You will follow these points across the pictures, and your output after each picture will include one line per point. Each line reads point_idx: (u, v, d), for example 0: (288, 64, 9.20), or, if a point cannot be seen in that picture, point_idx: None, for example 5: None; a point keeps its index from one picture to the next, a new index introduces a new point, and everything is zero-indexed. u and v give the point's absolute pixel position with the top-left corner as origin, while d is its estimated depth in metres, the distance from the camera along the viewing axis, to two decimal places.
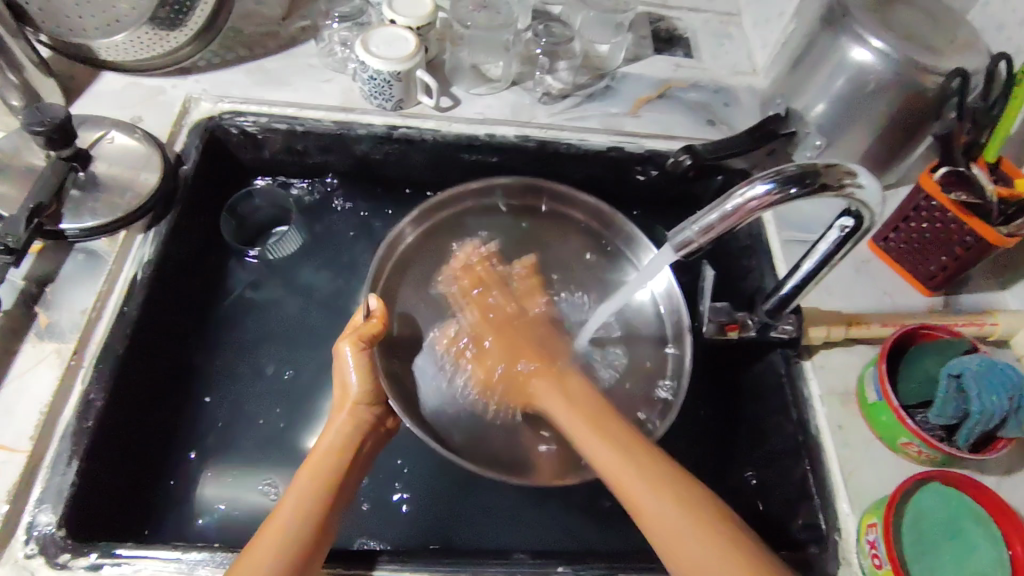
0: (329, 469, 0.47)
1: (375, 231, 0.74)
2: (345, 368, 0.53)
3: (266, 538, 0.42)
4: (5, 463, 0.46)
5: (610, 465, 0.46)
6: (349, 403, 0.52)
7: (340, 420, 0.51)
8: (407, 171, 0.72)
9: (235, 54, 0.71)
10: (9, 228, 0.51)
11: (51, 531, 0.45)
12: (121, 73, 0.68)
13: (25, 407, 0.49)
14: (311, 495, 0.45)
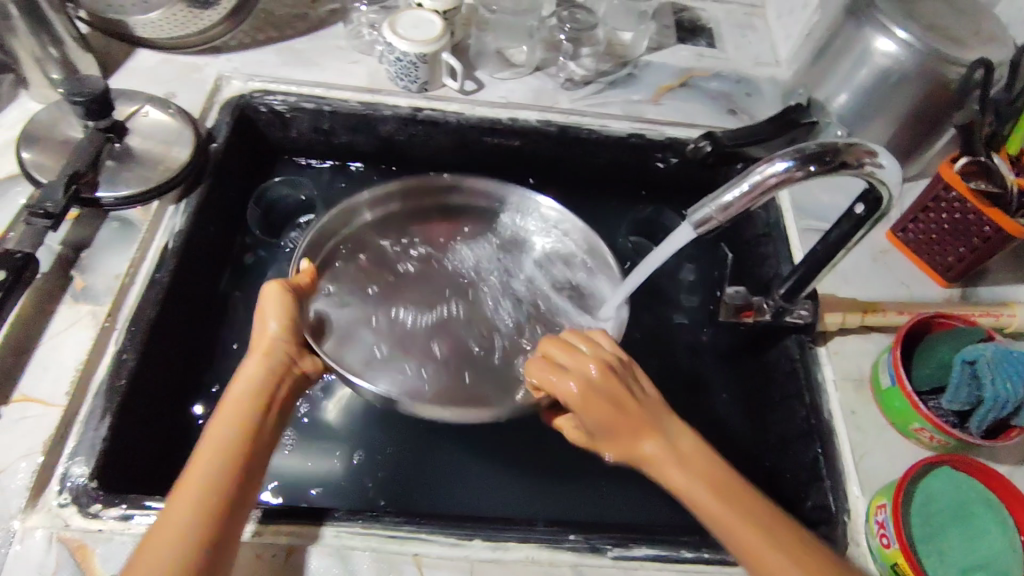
0: (246, 418, 0.44)
1: None
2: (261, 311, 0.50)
3: (185, 491, 0.40)
4: (42, 416, 0.48)
5: (680, 480, 0.43)
6: (264, 343, 0.49)
7: (251, 361, 0.48)
8: (427, 154, 0.74)
9: (266, 34, 0.73)
10: (48, 194, 0.53)
11: (84, 482, 0.47)
12: (156, 49, 0.70)
13: (60, 365, 0.51)
14: (230, 443, 0.43)
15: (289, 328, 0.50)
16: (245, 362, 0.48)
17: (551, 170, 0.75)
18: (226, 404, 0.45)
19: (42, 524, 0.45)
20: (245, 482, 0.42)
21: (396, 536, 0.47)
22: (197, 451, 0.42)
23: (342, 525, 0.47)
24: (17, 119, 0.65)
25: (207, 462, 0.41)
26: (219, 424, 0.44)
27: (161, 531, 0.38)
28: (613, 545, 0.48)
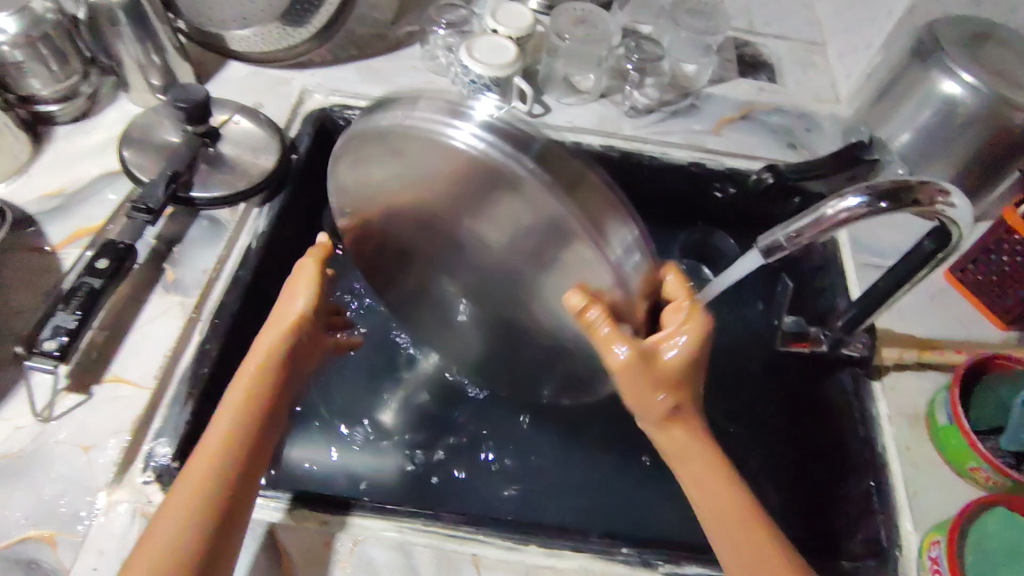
0: (260, 396, 0.46)
1: None
2: (298, 269, 0.49)
3: (199, 468, 0.42)
4: (132, 398, 0.52)
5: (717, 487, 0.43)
6: (293, 316, 0.48)
7: (275, 333, 0.48)
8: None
9: (347, 52, 0.77)
10: (150, 192, 0.57)
11: (167, 462, 0.49)
12: (247, 63, 0.75)
13: (150, 351, 0.54)
14: (242, 425, 0.44)
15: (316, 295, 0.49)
16: (265, 333, 0.48)
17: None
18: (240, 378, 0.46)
19: (127, 498, 0.48)
20: (255, 463, 0.44)
21: (455, 536, 0.49)
22: (212, 427, 0.44)
23: (405, 521, 0.49)
24: (117, 121, 0.69)
25: (222, 441, 0.43)
26: (232, 400, 0.45)
27: (174, 506, 0.40)
28: (666, 561, 0.49)
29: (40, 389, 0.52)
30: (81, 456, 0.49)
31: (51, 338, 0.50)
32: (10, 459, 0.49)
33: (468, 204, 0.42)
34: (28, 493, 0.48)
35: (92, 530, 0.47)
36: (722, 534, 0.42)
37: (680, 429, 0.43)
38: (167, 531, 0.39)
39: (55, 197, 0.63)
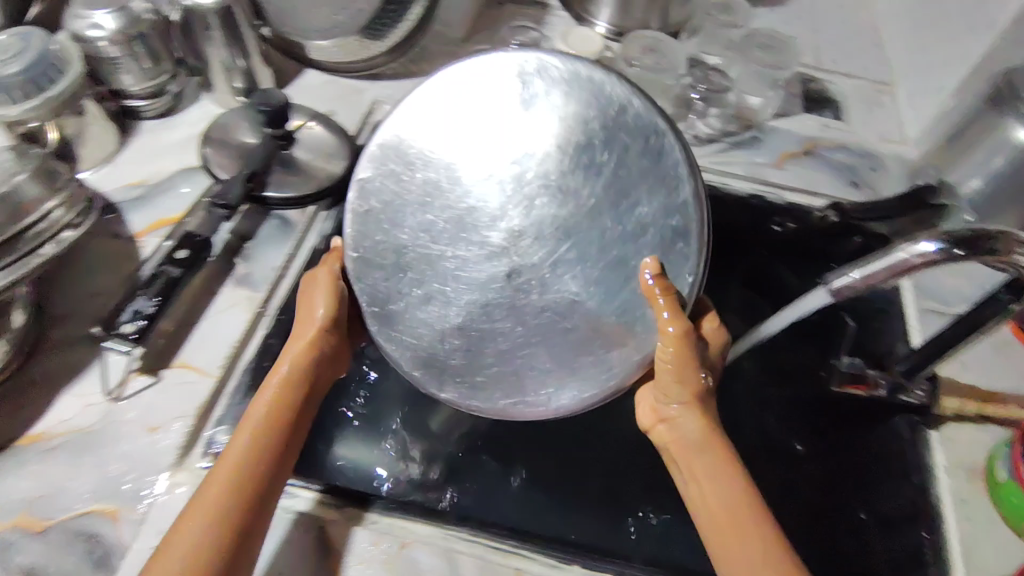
0: (288, 401, 0.49)
1: None
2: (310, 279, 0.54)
3: (223, 475, 0.43)
4: (198, 384, 0.54)
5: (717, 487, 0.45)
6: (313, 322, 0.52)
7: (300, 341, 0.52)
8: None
9: (418, 66, 0.80)
10: (226, 189, 0.59)
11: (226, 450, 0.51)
12: (322, 71, 0.77)
13: (218, 341, 0.56)
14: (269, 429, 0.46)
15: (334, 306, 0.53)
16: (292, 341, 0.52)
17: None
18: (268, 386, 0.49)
19: (186, 481, 0.49)
20: (279, 469, 0.46)
21: (499, 549, 0.49)
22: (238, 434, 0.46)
23: (451, 530, 0.50)
24: (198, 119, 0.73)
25: (247, 446, 0.45)
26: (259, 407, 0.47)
27: (198, 512, 0.41)
28: None
29: (113, 369, 0.54)
30: (146, 436, 0.51)
31: (128, 321, 0.52)
32: (82, 433, 0.51)
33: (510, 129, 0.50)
34: (96, 468, 0.50)
35: (151, 509, 0.48)
36: (721, 527, 0.43)
37: (698, 416, 0.48)
38: (193, 535, 0.40)
39: (137, 188, 0.66)
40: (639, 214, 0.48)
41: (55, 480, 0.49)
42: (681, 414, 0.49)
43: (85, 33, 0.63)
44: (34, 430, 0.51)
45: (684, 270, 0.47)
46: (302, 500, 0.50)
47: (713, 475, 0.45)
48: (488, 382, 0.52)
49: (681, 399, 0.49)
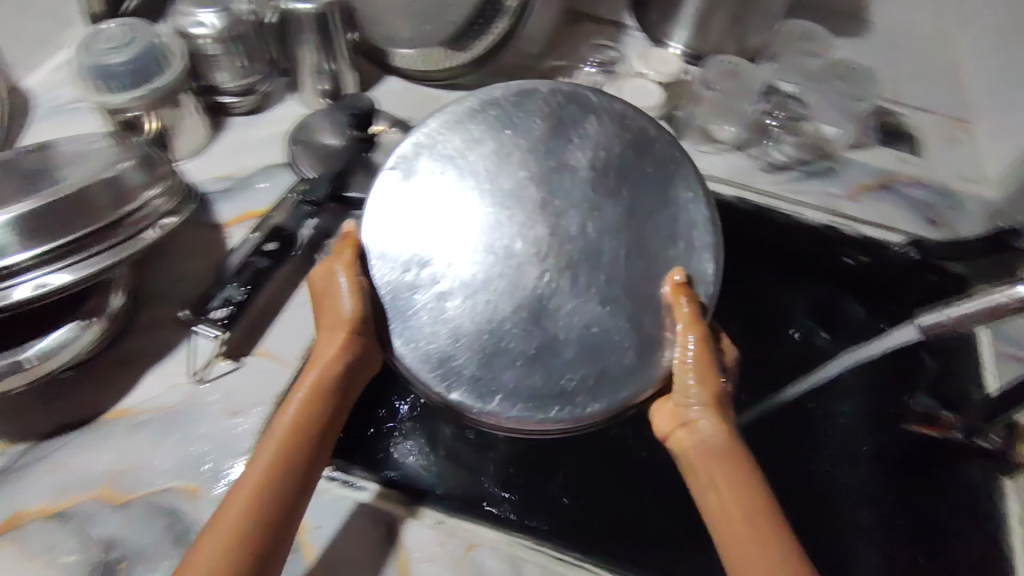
0: (309, 416, 0.47)
1: None
2: (322, 276, 0.52)
3: (238, 500, 0.42)
4: (277, 373, 0.56)
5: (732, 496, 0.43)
6: (343, 327, 0.50)
7: (331, 348, 0.49)
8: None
9: (496, 78, 0.81)
10: (314, 186, 0.63)
11: None
12: (400, 77, 0.80)
13: (296, 333, 0.58)
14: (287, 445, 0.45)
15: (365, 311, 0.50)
16: (321, 344, 0.50)
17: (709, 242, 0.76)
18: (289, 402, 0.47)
19: None
20: (298, 488, 0.44)
21: (562, 559, 0.50)
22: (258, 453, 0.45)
23: (516, 536, 0.50)
24: (285, 118, 0.74)
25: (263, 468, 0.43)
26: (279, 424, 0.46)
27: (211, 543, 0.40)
28: None
29: (198, 352, 0.56)
30: (225, 419, 0.53)
31: (218, 308, 0.55)
32: (166, 412, 0.53)
33: (547, 134, 0.54)
34: (178, 445, 0.52)
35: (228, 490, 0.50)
36: (741, 538, 0.41)
37: (717, 422, 0.46)
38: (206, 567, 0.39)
39: (225, 179, 0.69)
40: (655, 224, 0.52)
41: (138, 454, 0.51)
42: (700, 417, 0.47)
43: (189, 31, 0.66)
44: (122, 405, 0.54)
45: (708, 278, 0.51)
46: (370, 494, 0.51)
47: (731, 479, 0.43)
48: (504, 386, 0.48)
49: (700, 402, 0.47)
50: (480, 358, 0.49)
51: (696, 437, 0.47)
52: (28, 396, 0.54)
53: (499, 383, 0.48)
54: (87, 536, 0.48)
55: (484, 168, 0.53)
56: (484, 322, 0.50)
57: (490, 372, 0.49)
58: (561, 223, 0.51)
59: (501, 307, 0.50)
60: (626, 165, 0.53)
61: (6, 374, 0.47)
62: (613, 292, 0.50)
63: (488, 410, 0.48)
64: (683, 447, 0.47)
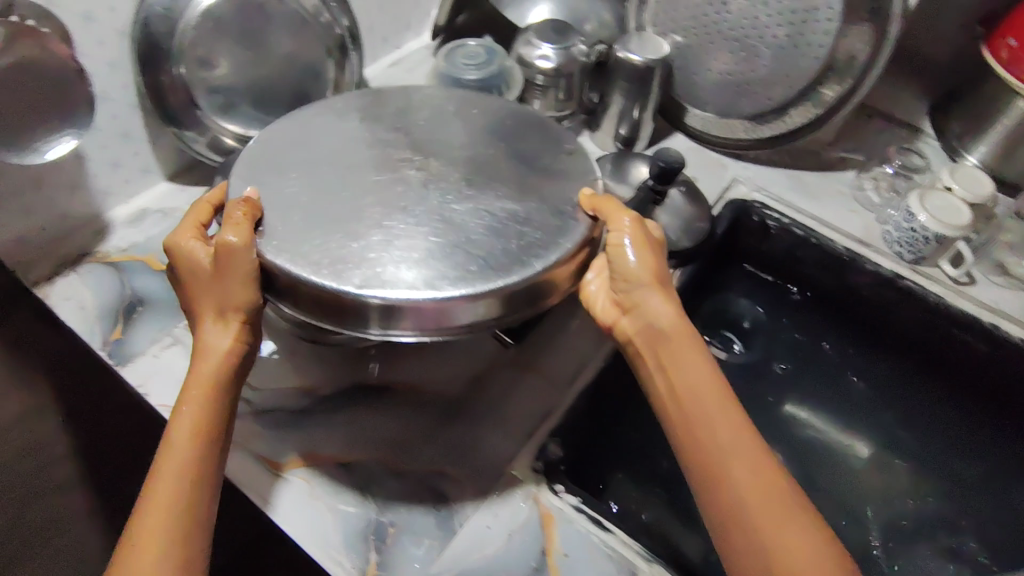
0: (211, 412, 0.46)
1: (802, 369, 0.79)
2: (191, 245, 0.50)
3: (158, 514, 0.42)
4: (550, 391, 0.61)
5: (678, 372, 0.47)
6: (236, 314, 0.48)
7: (225, 339, 0.48)
8: (868, 354, 0.78)
9: (781, 158, 0.83)
10: None
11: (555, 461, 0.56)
12: (691, 138, 0.83)
13: (565, 362, 0.63)
14: (196, 445, 0.44)
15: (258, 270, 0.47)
16: (206, 333, 0.48)
17: (934, 371, 0.75)
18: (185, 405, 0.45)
19: (523, 479, 0.55)
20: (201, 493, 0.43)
21: None
22: (162, 463, 0.43)
23: None
24: None
25: (172, 477, 0.43)
26: (177, 432, 0.44)
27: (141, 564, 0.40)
28: None
29: (485, 355, 0.63)
30: (498, 424, 0.58)
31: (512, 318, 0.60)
32: (449, 398, 0.59)
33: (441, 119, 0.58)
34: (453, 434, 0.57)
35: (495, 491, 0.54)
36: (692, 418, 0.45)
37: (661, 305, 0.49)
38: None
39: None
40: (544, 166, 0.55)
41: (417, 430, 0.57)
42: (647, 291, 0.50)
43: (533, 60, 0.72)
44: (410, 382, 0.60)
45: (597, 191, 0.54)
46: (617, 538, 0.53)
47: (675, 363, 0.47)
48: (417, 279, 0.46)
49: (640, 275, 0.50)
50: (374, 252, 0.47)
51: (640, 323, 0.50)
52: (342, 353, 0.61)
53: (415, 278, 0.46)
54: (368, 493, 0.53)
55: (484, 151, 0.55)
56: (389, 230, 0.48)
57: (379, 268, 0.46)
58: (484, 160, 0.54)
59: (404, 227, 0.48)
60: (503, 130, 0.58)
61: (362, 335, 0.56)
62: (492, 207, 0.51)
63: (385, 290, 0.45)
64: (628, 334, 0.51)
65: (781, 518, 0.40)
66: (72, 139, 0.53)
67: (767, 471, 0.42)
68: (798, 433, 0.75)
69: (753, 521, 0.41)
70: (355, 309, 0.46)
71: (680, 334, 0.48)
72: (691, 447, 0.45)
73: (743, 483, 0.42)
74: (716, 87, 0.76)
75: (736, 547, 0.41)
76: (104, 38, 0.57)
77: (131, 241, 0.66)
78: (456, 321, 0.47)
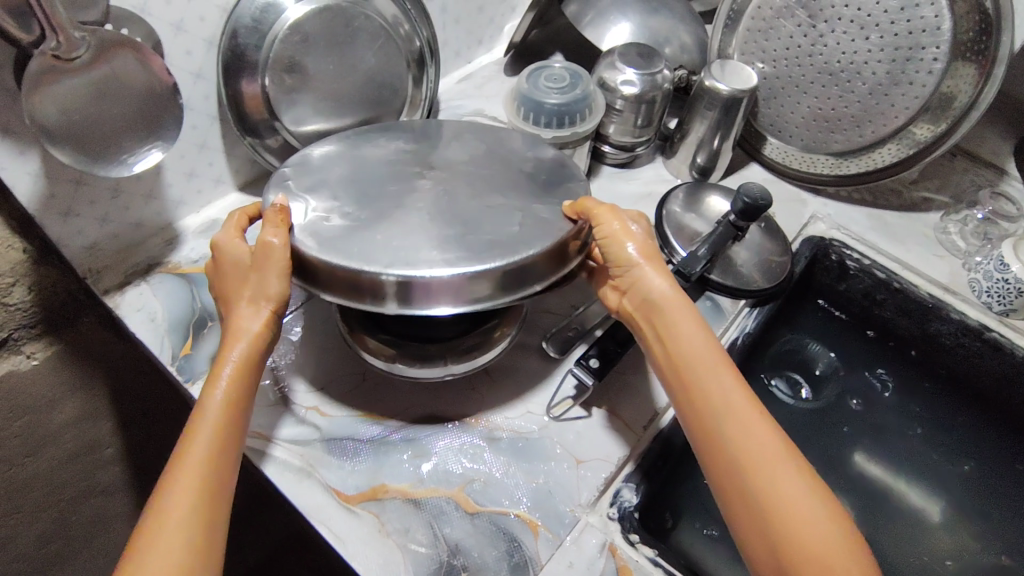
0: (241, 391, 0.46)
1: (871, 417, 0.75)
2: (230, 237, 0.52)
3: (187, 482, 0.41)
4: (624, 434, 0.58)
5: (678, 347, 0.50)
6: (268, 302, 0.49)
7: (257, 323, 0.49)
8: (939, 402, 0.74)
9: (861, 194, 0.80)
10: (690, 262, 0.65)
11: (629, 509, 0.54)
12: (768, 169, 0.81)
13: (641, 402, 0.61)
14: (227, 418, 0.44)
15: (291, 257, 0.48)
16: (240, 318, 0.49)
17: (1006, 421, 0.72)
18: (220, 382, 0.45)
19: (597, 526, 0.53)
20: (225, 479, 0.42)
21: None
22: (193, 434, 0.43)
23: None
24: (651, 178, 0.79)
25: (207, 455, 0.42)
26: (209, 408, 0.44)
27: (167, 529, 0.39)
28: None
29: (558, 390, 0.61)
30: (571, 465, 0.56)
31: (593, 355, 0.59)
32: (521, 436, 0.57)
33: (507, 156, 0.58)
34: (525, 472, 0.55)
35: (569, 539, 0.52)
36: (692, 388, 0.49)
37: (657, 282, 0.53)
38: (171, 550, 0.38)
39: None
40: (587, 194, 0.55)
41: (488, 468, 0.55)
42: (644, 273, 0.53)
43: (617, 85, 0.70)
44: (482, 417, 0.58)
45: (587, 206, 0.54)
46: None
47: (675, 336, 0.51)
48: (427, 260, 0.46)
49: (637, 259, 0.53)
50: (392, 243, 0.47)
51: (640, 301, 0.54)
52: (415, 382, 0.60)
53: (427, 259, 0.46)
54: (439, 533, 0.51)
55: (572, 196, 0.55)
56: (412, 229, 0.49)
57: (400, 248, 0.47)
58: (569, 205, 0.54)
59: (419, 223, 0.49)
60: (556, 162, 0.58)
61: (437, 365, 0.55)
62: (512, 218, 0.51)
63: (404, 269, 0.46)
64: (632, 312, 0.55)
65: (771, 466, 0.44)
66: (160, 152, 0.51)
67: (760, 423, 0.46)
68: (867, 480, 0.71)
69: (747, 468, 0.44)
70: (372, 287, 0.47)
71: (678, 310, 0.52)
72: (693, 413, 0.48)
73: (732, 435, 0.46)
74: (804, 120, 0.74)
75: (735, 499, 0.45)
76: (191, 48, 0.56)
77: (203, 253, 0.64)
78: (463, 302, 0.47)
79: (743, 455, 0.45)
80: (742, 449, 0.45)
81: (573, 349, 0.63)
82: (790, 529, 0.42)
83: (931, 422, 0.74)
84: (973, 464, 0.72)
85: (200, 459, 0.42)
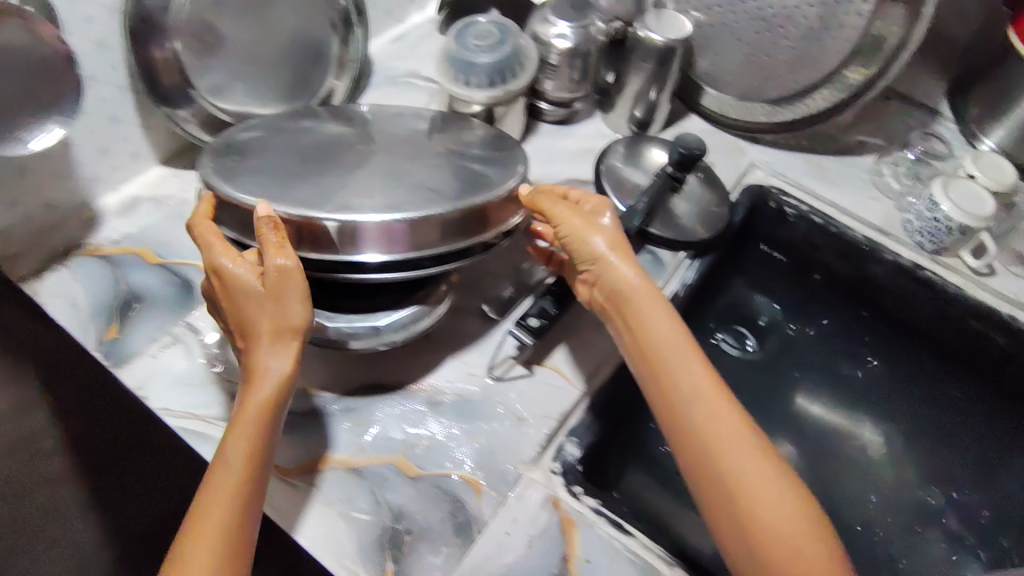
0: (265, 433, 0.44)
1: (805, 367, 0.78)
2: (223, 253, 0.46)
3: (208, 535, 0.40)
4: (565, 390, 0.59)
5: (648, 338, 0.50)
6: (295, 333, 0.45)
7: (286, 362, 0.45)
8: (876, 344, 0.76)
9: (800, 141, 0.81)
10: (630, 216, 0.65)
11: (573, 462, 0.54)
12: (707, 121, 0.81)
13: (582, 359, 0.61)
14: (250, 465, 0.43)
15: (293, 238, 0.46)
16: (265, 356, 0.45)
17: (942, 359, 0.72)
18: (236, 433, 0.43)
19: (540, 481, 0.53)
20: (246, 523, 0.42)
21: None
22: (214, 489, 0.42)
23: None
24: (589, 134, 0.78)
25: (228, 502, 0.42)
26: (230, 456, 0.43)
27: None
28: None
29: (500, 350, 0.61)
30: (513, 424, 0.57)
31: (533, 315, 0.59)
32: (464, 400, 0.57)
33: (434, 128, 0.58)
34: (468, 435, 0.55)
35: (512, 495, 0.52)
36: (663, 379, 0.49)
37: (625, 274, 0.52)
38: None
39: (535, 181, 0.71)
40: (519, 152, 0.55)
41: (431, 432, 0.55)
42: (611, 264, 0.52)
43: (551, 40, 0.69)
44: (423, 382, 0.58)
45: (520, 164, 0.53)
46: (637, 541, 0.51)
47: (645, 327, 0.51)
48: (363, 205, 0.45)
49: (603, 251, 0.53)
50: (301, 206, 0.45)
51: (609, 292, 0.53)
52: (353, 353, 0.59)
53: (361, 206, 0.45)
54: (382, 499, 0.51)
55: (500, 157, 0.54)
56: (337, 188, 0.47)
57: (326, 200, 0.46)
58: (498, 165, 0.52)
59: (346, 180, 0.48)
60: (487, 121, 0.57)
61: (365, 336, 0.54)
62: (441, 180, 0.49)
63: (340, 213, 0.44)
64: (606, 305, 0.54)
65: (744, 455, 0.44)
66: (59, 128, 0.49)
67: (727, 411, 0.46)
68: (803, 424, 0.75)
69: (718, 458, 0.45)
70: (311, 233, 0.46)
71: (646, 300, 0.51)
72: (664, 404, 0.48)
73: (703, 427, 0.46)
74: (739, 67, 0.73)
75: (707, 488, 0.45)
76: (91, 15, 0.53)
77: (125, 232, 0.62)
78: (395, 249, 0.46)
79: (717, 446, 0.45)
80: (714, 439, 0.45)
81: (513, 311, 0.63)
82: (759, 515, 0.43)
83: (868, 360, 0.76)
84: (907, 399, 0.74)
85: (226, 514, 0.41)
